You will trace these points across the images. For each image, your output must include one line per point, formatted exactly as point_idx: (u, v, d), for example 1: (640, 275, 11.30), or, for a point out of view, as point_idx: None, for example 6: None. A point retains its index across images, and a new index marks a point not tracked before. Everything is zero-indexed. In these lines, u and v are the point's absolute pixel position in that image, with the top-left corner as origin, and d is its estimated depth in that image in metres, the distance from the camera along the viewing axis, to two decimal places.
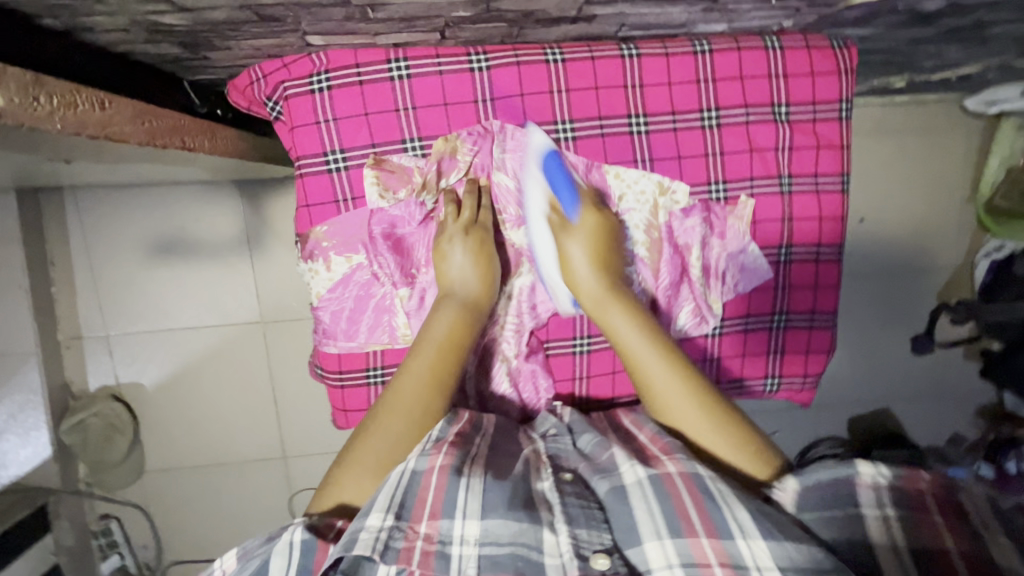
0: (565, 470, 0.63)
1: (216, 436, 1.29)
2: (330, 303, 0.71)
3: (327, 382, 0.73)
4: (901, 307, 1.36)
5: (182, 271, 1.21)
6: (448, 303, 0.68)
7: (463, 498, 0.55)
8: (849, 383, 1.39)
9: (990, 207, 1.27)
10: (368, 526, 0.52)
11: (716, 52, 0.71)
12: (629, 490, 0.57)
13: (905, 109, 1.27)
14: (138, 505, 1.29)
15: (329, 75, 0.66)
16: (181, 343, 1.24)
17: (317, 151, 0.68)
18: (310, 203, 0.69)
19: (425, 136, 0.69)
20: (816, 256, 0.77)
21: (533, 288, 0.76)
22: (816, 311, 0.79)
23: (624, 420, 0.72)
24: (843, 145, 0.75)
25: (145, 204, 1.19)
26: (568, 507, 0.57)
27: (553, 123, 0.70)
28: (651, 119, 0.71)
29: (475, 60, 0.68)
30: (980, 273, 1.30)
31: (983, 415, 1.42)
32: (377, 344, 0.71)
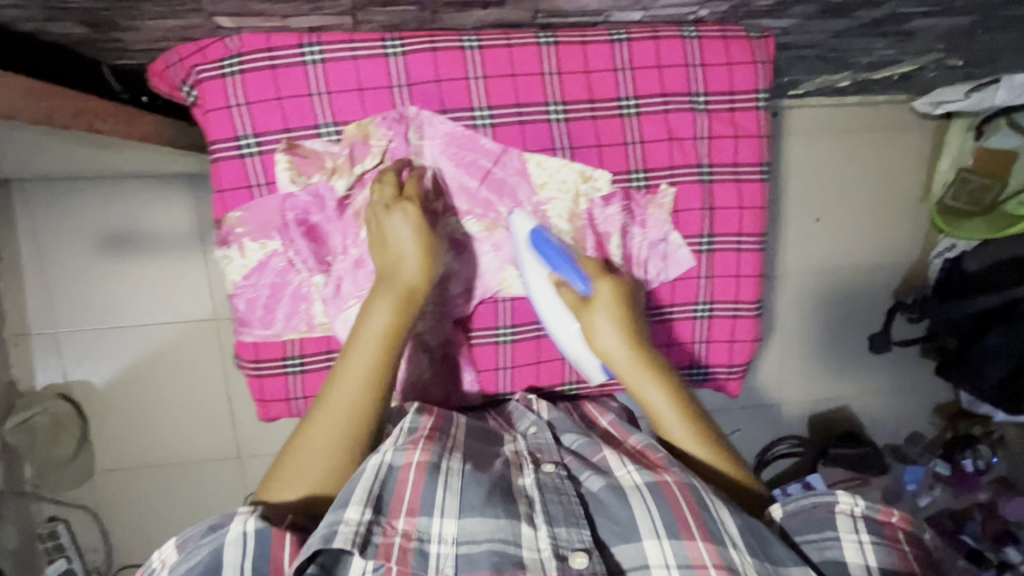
0: (547, 463, 0.67)
1: (169, 435, 1.26)
2: (245, 290, 0.72)
3: (243, 370, 0.75)
4: (859, 306, 1.38)
5: (134, 266, 1.19)
6: (384, 289, 0.67)
7: (441, 496, 0.59)
8: (810, 381, 1.40)
9: (943, 207, 1.30)
10: (348, 519, 0.55)
11: (633, 42, 0.73)
12: (625, 490, 0.62)
13: (859, 109, 1.29)
14: (89, 507, 1.27)
15: (240, 58, 0.66)
16: (133, 340, 1.21)
17: (229, 136, 0.68)
18: (223, 189, 0.69)
19: (339, 121, 0.69)
20: (737, 246, 0.80)
21: (456, 277, 0.77)
22: (739, 301, 0.82)
23: (602, 420, 0.80)
24: (759, 135, 0.78)
25: (95, 198, 1.17)
26: (548, 506, 0.60)
27: (471, 109, 0.71)
28: (570, 107, 0.73)
29: (390, 46, 0.68)
30: (933, 272, 1.33)
31: (941, 413, 1.44)
32: (293, 332, 0.73)
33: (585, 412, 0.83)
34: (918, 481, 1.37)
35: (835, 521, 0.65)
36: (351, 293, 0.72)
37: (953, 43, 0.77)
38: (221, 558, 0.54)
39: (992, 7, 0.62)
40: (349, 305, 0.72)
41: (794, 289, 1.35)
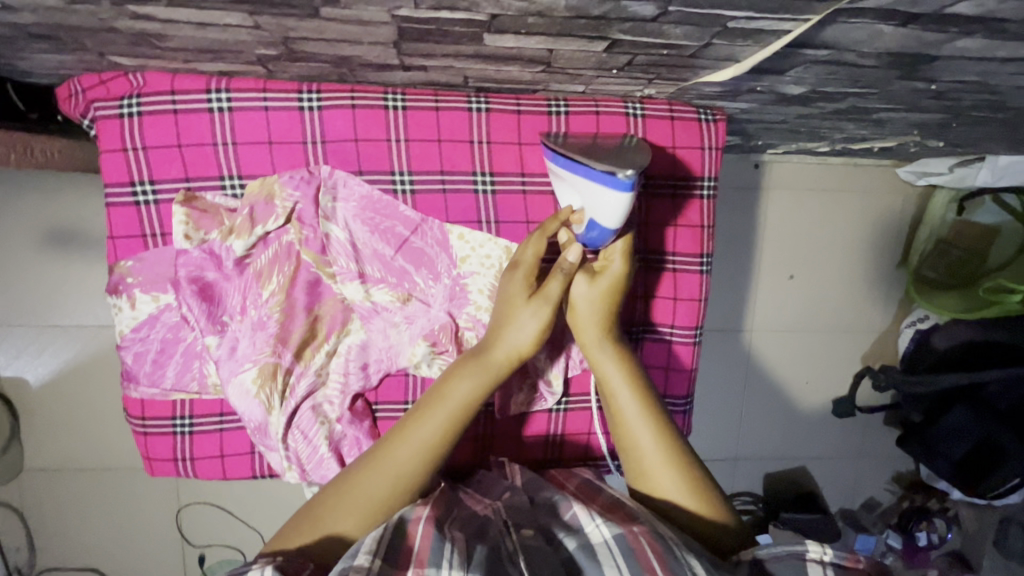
0: (527, 528, 0.63)
1: (103, 442, 1.22)
2: (132, 344, 0.68)
3: (131, 425, 0.72)
4: (824, 368, 1.35)
5: (79, 266, 1.15)
6: (477, 360, 0.65)
7: (447, 550, 0.55)
8: (768, 439, 1.37)
9: (918, 275, 1.27)
10: (358, 566, 0.51)
11: (571, 115, 0.68)
12: (595, 547, 0.59)
13: (840, 170, 1.25)
14: (15, 508, 1.23)
15: (141, 99, 0.63)
16: (72, 341, 1.17)
17: (125, 180, 0.66)
18: (115, 235, 0.67)
19: (245, 174, 0.67)
20: (670, 337, 0.77)
21: (362, 348, 0.71)
22: (669, 395, 0.79)
23: (571, 483, 0.77)
24: (704, 225, 0.74)
25: (42, 195, 1.12)
26: (536, 560, 0.57)
27: (391, 173, 0.68)
28: (498, 178, 0.70)
29: (307, 99, 0.65)
30: (904, 341, 1.28)
31: (899, 481, 1.41)
32: (183, 391, 0.70)
33: (551, 476, 0.80)
34: (870, 549, 1.34)
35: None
36: (244, 361, 0.67)
37: (928, 129, 0.74)
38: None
39: (963, 109, 0.58)
40: (244, 374, 0.67)
41: (758, 346, 1.32)
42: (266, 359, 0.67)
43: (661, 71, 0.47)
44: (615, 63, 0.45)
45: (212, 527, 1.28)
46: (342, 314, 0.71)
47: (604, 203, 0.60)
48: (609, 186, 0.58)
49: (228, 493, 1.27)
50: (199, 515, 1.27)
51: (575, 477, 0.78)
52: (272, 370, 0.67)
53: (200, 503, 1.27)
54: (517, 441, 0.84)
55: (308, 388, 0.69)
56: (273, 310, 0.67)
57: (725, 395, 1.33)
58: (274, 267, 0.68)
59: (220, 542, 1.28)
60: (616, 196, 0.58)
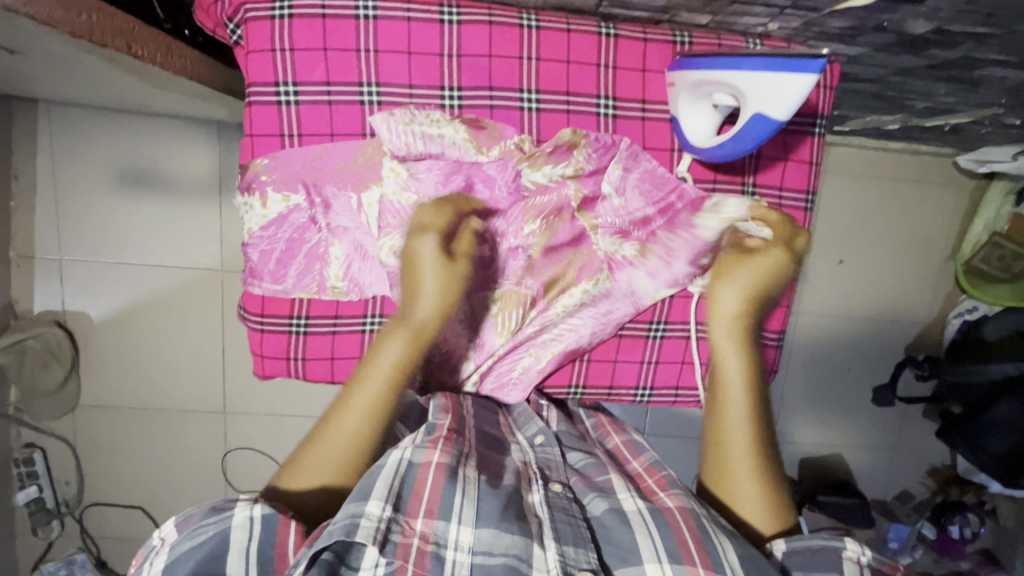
0: (555, 482, 0.65)
1: (155, 380, 1.25)
2: (260, 241, 0.71)
3: (248, 322, 0.76)
4: (868, 356, 1.35)
5: (147, 205, 1.18)
6: (402, 322, 0.65)
7: (459, 505, 0.58)
8: (806, 423, 1.38)
9: (970, 267, 1.28)
10: (369, 513, 0.53)
11: (695, 45, 0.70)
12: (626, 513, 0.61)
13: (899, 156, 1.27)
14: (67, 440, 1.26)
15: (291, 3, 0.66)
16: (136, 279, 1.20)
17: (268, 81, 0.68)
18: (254, 132, 0.69)
19: (383, 80, 0.68)
20: None
21: None
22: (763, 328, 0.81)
23: (617, 438, 0.78)
24: (812, 162, 0.76)
25: (117, 132, 1.14)
26: (557, 523, 0.59)
27: (520, 91, 0.70)
28: (620, 103, 0.72)
29: (447, 13, 0.68)
30: (950, 332, 1.30)
31: (934, 475, 1.42)
32: (303, 292, 0.73)
33: (599, 425, 0.82)
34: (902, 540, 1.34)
35: (842, 567, 0.57)
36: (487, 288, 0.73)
37: (1014, 96, 0.75)
38: (228, 542, 0.53)
39: None
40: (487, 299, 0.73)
41: (806, 327, 1.33)
42: (512, 285, 0.73)
43: None
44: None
45: (254, 473, 1.30)
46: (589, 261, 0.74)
47: (767, 89, 0.56)
48: (770, 68, 0.54)
49: (274, 441, 1.29)
50: (245, 460, 1.30)
51: (625, 434, 0.79)
52: (508, 295, 0.73)
53: (246, 449, 1.29)
54: (611, 367, 0.83)
55: (545, 319, 0.75)
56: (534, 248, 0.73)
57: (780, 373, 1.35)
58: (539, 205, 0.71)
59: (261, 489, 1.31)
60: (781, 77, 0.55)
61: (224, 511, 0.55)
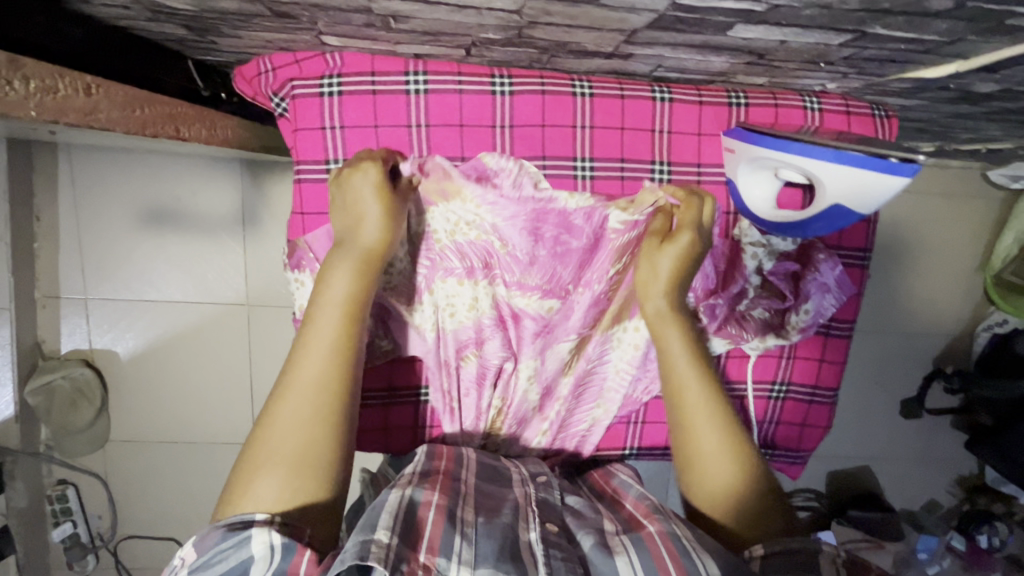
0: (552, 522, 0.61)
1: (184, 414, 1.25)
2: None
3: None
4: (896, 369, 1.35)
5: (170, 243, 1.17)
6: (342, 253, 0.60)
7: (459, 545, 0.53)
8: (833, 437, 1.38)
9: (999, 279, 1.27)
10: (379, 539, 0.49)
11: (751, 108, 0.69)
12: (612, 549, 0.57)
13: (927, 171, 1.26)
14: (99, 475, 1.26)
15: (341, 80, 0.66)
16: (162, 315, 1.20)
17: (319, 158, 0.67)
18: (305, 211, 0.68)
19: (435, 154, 0.67)
20: (825, 330, 0.77)
21: (528, 326, 0.72)
22: (818, 386, 0.79)
23: (609, 487, 0.76)
24: (869, 222, 0.75)
25: (139, 172, 1.13)
26: (552, 560, 0.54)
27: (573, 159, 0.69)
28: (675, 167, 0.71)
29: (499, 84, 0.67)
30: (979, 345, 1.30)
31: (961, 484, 1.42)
32: None
33: (592, 481, 0.78)
34: (931, 551, 1.34)
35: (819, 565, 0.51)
36: (537, 349, 0.73)
37: None
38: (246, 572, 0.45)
39: None
40: (529, 356, 0.73)
41: None
42: (587, 332, 0.73)
43: (868, 66, 0.56)
44: (835, 56, 0.53)
45: None
46: (596, 299, 0.70)
47: (842, 181, 0.56)
48: (842, 162, 0.54)
49: None
50: None
51: (616, 480, 0.76)
52: (580, 342, 0.74)
53: None
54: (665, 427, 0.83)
55: (592, 362, 0.76)
56: (531, 301, 0.70)
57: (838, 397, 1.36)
58: (515, 244, 0.67)
59: None
60: (859, 173, 0.54)
61: (242, 531, 0.47)
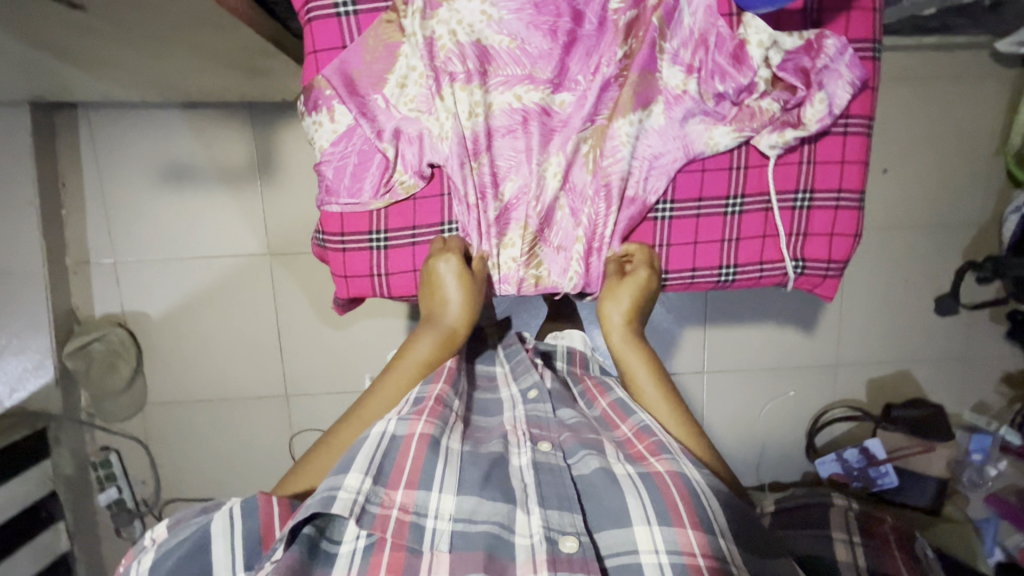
0: (545, 440, 0.71)
1: (217, 369, 1.27)
2: (333, 156, 0.76)
3: (330, 245, 0.80)
4: (926, 264, 1.31)
5: (191, 198, 1.20)
6: (427, 328, 0.75)
7: (440, 472, 0.63)
8: (867, 343, 1.35)
9: (1021, 158, 1.24)
10: (347, 486, 0.59)
11: None
12: (620, 476, 0.65)
13: (935, 55, 1.23)
14: (139, 439, 1.28)
15: None
16: (189, 272, 1.23)
17: None
18: (318, 48, 0.74)
19: None
20: (844, 130, 0.79)
21: (546, 138, 0.77)
22: (843, 189, 0.81)
23: (602, 402, 0.81)
24: (875, 8, 0.77)
25: (157, 129, 1.17)
26: (541, 489, 0.65)
27: None
28: None
29: None
30: (1010, 228, 1.24)
31: (1009, 382, 1.37)
32: (381, 202, 0.77)
33: (587, 390, 0.86)
34: (984, 451, 1.29)
35: None
36: (552, 161, 0.78)
37: None
38: (211, 534, 0.57)
39: None
40: (548, 161, 0.78)
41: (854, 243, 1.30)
42: (600, 122, 0.77)
43: None
44: None
45: None
46: (606, 82, 0.75)
47: None
48: None
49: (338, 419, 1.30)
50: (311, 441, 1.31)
51: (609, 395, 0.82)
52: (601, 132, 0.77)
53: (311, 429, 1.31)
54: (692, 249, 0.82)
55: (619, 168, 0.77)
56: (545, 95, 0.76)
57: (869, 299, 1.33)
58: (524, 38, 0.73)
59: None
60: None
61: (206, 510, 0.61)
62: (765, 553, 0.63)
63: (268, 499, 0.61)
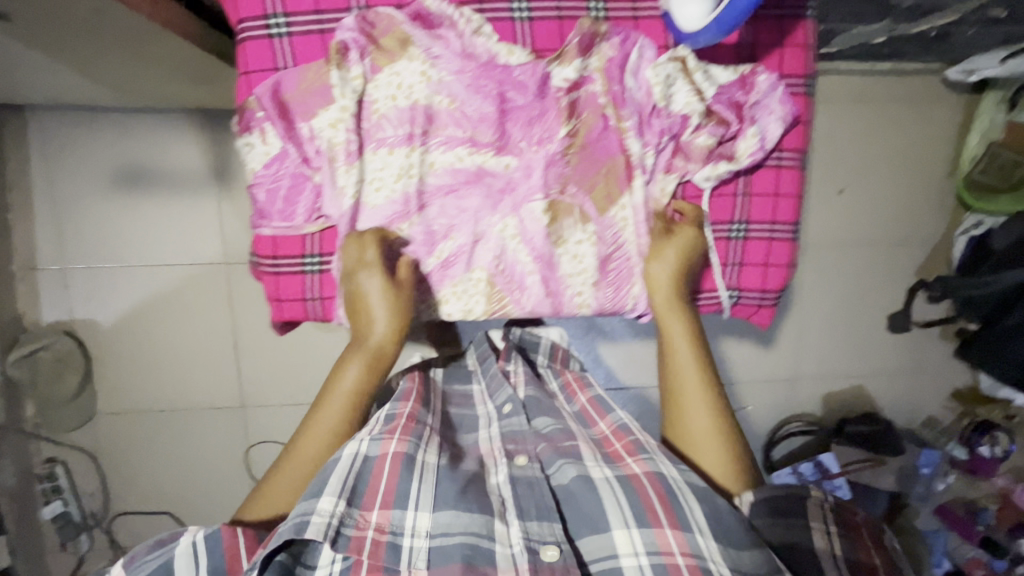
0: (520, 455, 0.74)
1: (170, 379, 1.24)
2: (264, 179, 0.78)
3: (261, 265, 0.83)
4: (881, 283, 1.35)
5: (145, 204, 1.17)
6: (357, 351, 0.75)
7: (415, 490, 0.66)
8: (824, 357, 1.38)
9: (970, 182, 1.28)
10: (321, 510, 0.60)
11: None
12: (597, 482, 0.69)
13: (890, 79, 1.26)
14: (88, 450, 1.25)
15: None
16: (142, 281, 1.20)
17: (257, 13, 0.75)
18: (248, 69, 0.77)
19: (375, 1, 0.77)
20: (778, 164, 0.86)
21: (485, 191, 0.81)
22: (776, 221, 0.87)
23: (583, 397, 0.85)
24: (808, 45, 0.84)
25: (109, 133, 1.14)
26: (520, 501, 0.68)
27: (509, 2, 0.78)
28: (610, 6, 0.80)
29: None
30: (959, 249, 1.30)
31: (958, 398, 1.41)
32: (313, 226, 0.81)
33: (566, 384, 0.90)
34: (933, 466, 1.32)
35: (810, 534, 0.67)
36: (491, 214, 0.82)
37: None
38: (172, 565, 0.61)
39: None
40: (495, 220, 0.82)
41: (812, 259, 1.33)
42: (556, 195, 0.82)
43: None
44: None
45: None
46: (549, 155, 0.81)
47: None
48: None
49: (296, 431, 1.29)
50: (268, 453, 1.29)
51: (589, 390, 0.87)
52: (551, 206, 0.82)
53: (268, 441, 1.28)
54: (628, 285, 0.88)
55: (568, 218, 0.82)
56: (488, 157, 0.81)
57: (827, 316, 1.36)
58: (463, 100, 0.78)
59: None
60: None
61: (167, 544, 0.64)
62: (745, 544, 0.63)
63: (233, 531, 0.64)
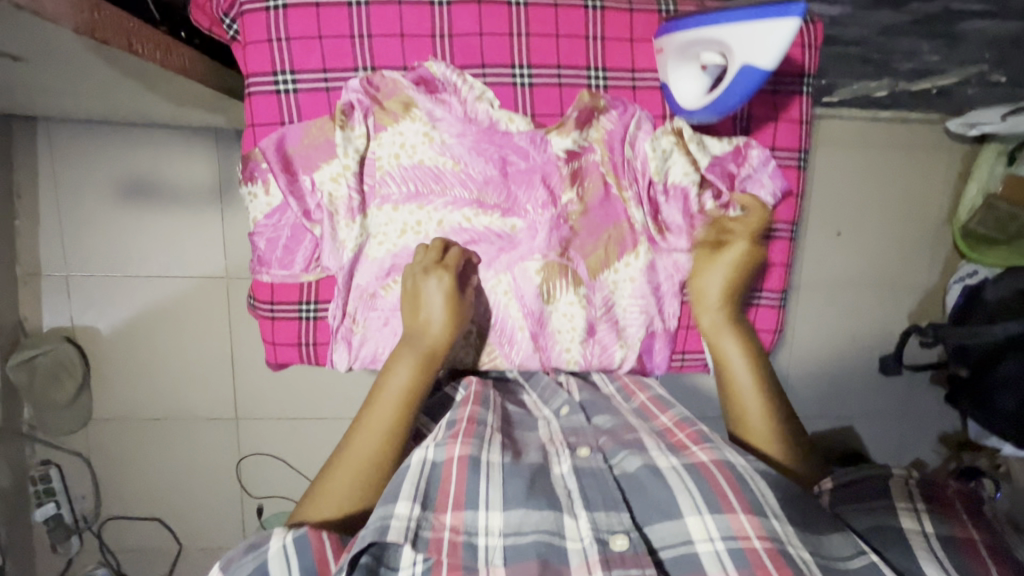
0: (582, 447, 0.73)
1: (165, 389, 1.26)
2: (265, 229, 0.86)
3: (260, 310, 0.90)
4: (874, 325, 1.36)
5: (149, 216, 1.19)
6: (408, 351, 0.76)
7: (484, 487, 0.64)
8: (815, 395, 1.39)
9: (967, 232, 1.28)
10: (398, 514, 0.59)
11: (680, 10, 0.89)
12: (664, 471, 0.67)
13: (893, 126, 1.27)
14: (81, 454, 1.26)
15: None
16: (142, 291, 1.21)
17: (267, 70, 0.84)
18: (256, 122, 0.86)
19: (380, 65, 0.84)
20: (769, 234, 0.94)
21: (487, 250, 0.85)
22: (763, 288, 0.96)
23: (642, 394, 0.84)
24: (802, 120, 0.93)
25: (117, 146, 1.16)
26: (586, 492, 0.66)
27: (511, 67, 0.86)
28: (609, 72, 0.88)
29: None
30: (952, 297, 1.30)
31: (945, 442, 1.42)
32: (311, 275, 0.88)
33: (624, 384, 0.87)
34: None
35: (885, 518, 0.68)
36: (490, 270, 0.85)
37: None
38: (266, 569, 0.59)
39: None
40: (495, 279, 0.85)
41: (807, 299, 1.34)
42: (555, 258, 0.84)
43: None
44: None
45: (270, 479, 1.31)
46: (550, 218, 0.85)
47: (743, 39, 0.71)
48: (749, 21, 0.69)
49: (286, 445, 1.30)
50: (258, 466, 1.30)
51: (648, 390, 0.85)
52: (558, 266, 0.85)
53: (258, 454, 1.30)
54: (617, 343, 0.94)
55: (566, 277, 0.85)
56: (493, 219, 0.84)
57: (818, 355, 1.37)
58: (466, 162, 0.83)
59: (276, 493, 1.32)
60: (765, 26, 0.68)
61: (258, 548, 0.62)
62: (814, 527, 0.62)
63: (318, 535, 0.62)
